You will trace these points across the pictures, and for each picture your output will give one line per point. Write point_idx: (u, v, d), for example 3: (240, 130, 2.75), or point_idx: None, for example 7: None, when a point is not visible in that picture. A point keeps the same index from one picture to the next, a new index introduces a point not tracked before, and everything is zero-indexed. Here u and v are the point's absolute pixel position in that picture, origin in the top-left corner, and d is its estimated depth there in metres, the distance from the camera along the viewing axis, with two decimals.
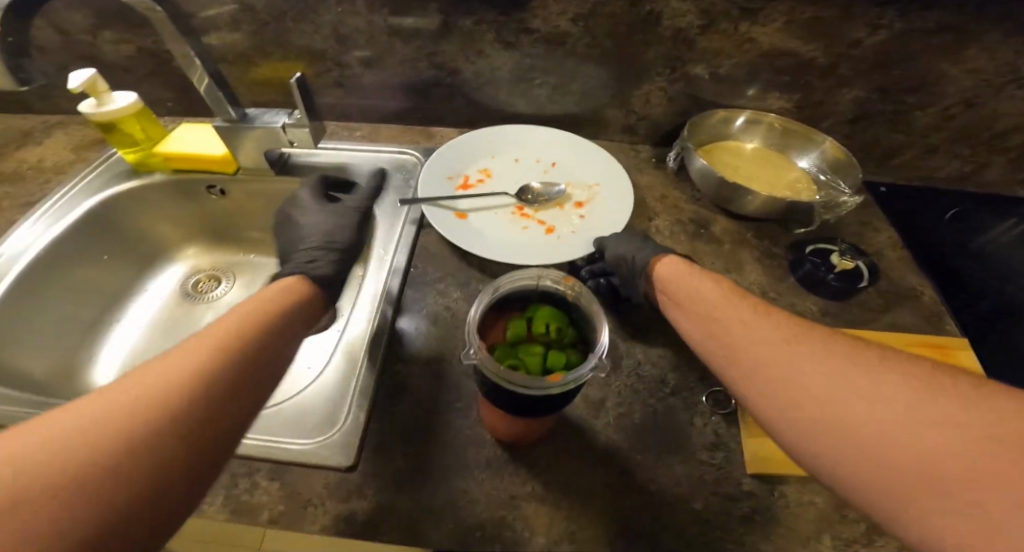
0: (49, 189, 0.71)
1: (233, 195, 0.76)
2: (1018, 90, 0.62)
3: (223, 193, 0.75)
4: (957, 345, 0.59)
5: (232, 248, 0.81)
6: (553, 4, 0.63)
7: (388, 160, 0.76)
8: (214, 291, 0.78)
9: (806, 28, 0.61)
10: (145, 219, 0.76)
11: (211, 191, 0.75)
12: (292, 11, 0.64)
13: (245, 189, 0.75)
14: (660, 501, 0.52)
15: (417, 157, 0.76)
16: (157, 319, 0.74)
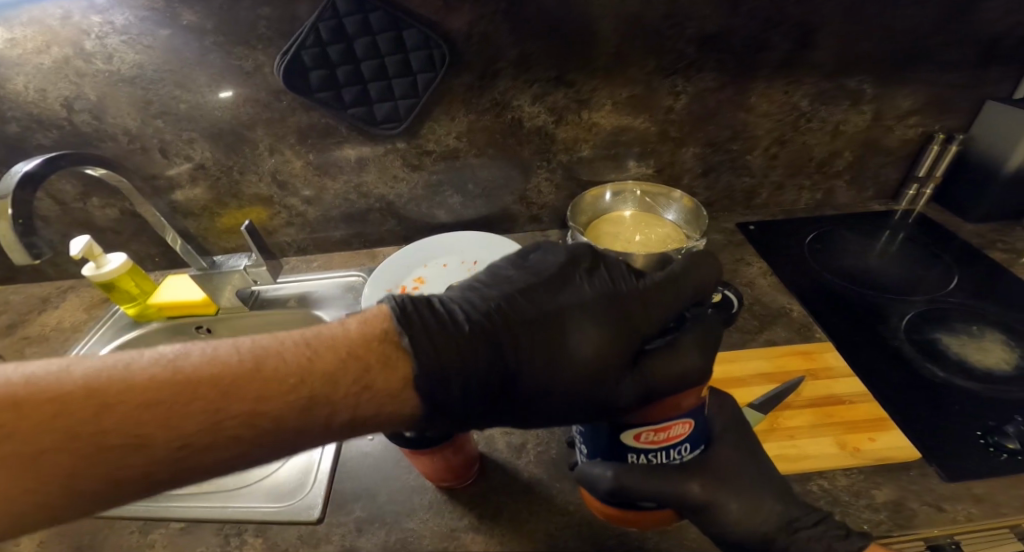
0: (61, 334, 0.83)
1: (219, 332, 0.85)
2: (810, 122, 0.77)
3: (209, 331, 0.84)
4: (822, 348, 0.67)
5: None
6: (439, 128, 0.80)
7: (340, 284, 0.86)
8: None
9: (629, 105, 0.77)
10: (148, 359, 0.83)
11: (199, 331, 0.84)
12: (235, 165, 0.79)
13: (228, 327, 0.84)
14: (580, 520, 0.53)
15: (361, 276, 0.86)
16: None
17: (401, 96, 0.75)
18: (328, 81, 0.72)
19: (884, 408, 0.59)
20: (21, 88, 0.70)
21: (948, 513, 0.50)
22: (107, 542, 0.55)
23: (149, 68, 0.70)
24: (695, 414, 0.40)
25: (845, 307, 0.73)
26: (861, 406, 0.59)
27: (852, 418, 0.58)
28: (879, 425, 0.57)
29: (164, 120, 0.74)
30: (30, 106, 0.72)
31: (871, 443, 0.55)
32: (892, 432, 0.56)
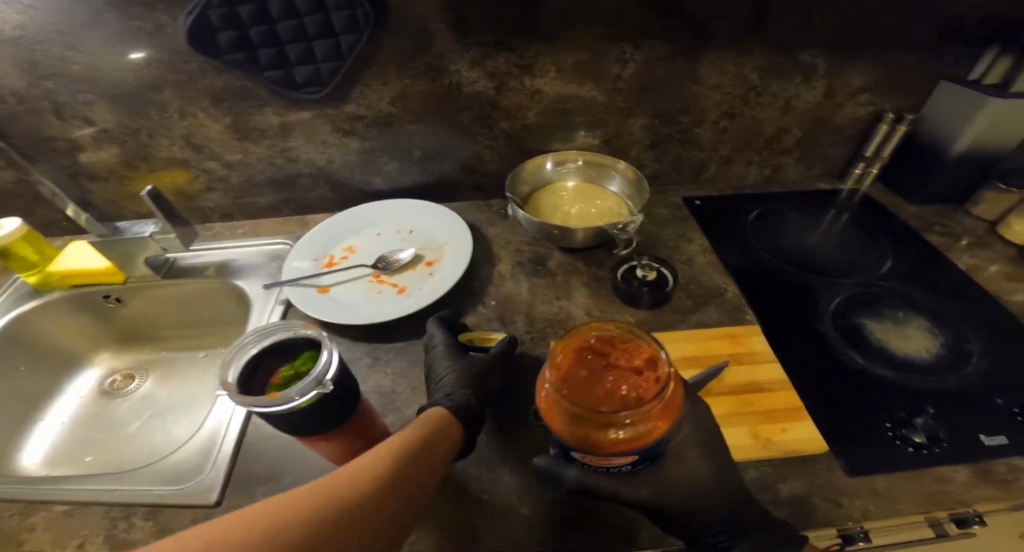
0: None
1: (132, 302, 0.81)
2: (760, 96, 0.73)
3: (120, 300, 0.80)
4: (749, 332, 0.67)
5: (143, 347, 0.85)
6: (370, 93, 0.74)
7: (265, 252, 0.82)
8: (129, 387, 0.80)
9: (574, 73, 0.73)
10: (55, 328, 0.78)
11: (108, 301, 0.80)
12: (143, 128, 0.73)
13: (142, 296, 0.80)
14: (489, 509, 0.55)
15: (289, 244, 0.82)
16: (76, 416, 0.75)
17: (323, 58, 0.68)
18: (242, 42, 0.65)
19: (800, 398, 0.60)
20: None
21: (846, 509, 0.52)
22: None
23: (33, 29, 0.62)
24: (642, 451, 0.45)
25: (779, 289, 0.73)
26: (778, 395, 0.60)
27: (767, 407, 0.59)
28: (793, 415, 0.59)
29: (55, 82, 0.67)
30: None
31: (781, 435, 0.57)
32: (804, 423, 0.58)
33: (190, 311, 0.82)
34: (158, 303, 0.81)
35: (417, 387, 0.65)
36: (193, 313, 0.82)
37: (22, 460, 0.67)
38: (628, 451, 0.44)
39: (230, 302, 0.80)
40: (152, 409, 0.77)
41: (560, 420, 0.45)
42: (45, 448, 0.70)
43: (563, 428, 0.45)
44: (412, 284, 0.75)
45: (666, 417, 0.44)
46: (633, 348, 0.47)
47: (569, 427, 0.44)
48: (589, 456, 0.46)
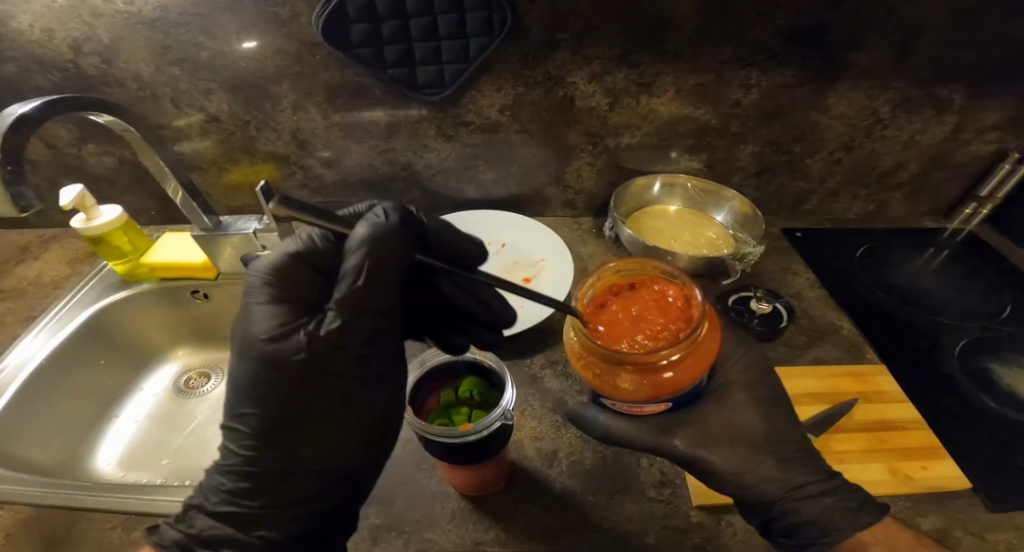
0: (48, 303, 0.77)
1: (214, 298, 0.79)
2: (886, 129, 0.73)
3: (206, 296, 0.79)
4: (875, 371, 0.64)
5: (220, 345, 0.83)
6: (481, 99, 0.72)
7: None
8: (203, 387, 0.79)
9: (694, 94, 0.70)
10: (136, 324, 0.79)
11: (195, 296, 0.79)
12: (254, 120, 0.72)
13: (223, 293, 0.78)
14: (613, 539, 0.52)
15: None
16: (150, 415, 0.75)
17: (449, 61, 0.67)
18: (371, 36, 0.63)
19: (935, 436, 0.57)
20: (25, 26, 0.63)
21: (990, 542, 0.49)
22: (84, 540, 0.50)
23: (172, 11, 0.61)
24: (675, 397, 0.44)
25: (898, 328, 0.70)
26: (914, 433, 0.57)
27: (903, 444, 0.56)
28: (932, 453, 0.56)
29: (181, 68, 0.67)
30: (31, 44, 0.65)
31: (923, 472, 0.54)
32: (944, 463, 0.55)
33: None
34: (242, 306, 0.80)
35: (528, 411, 0.63)
36: None
37: (97, 462, 0.68)
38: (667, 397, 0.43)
39: None
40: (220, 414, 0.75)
41: (590, 373, 0.43)
42: (120, 450, 0.70)
43: (620, 383, 0.42)
44: (512, 299, 0.73)
45: (707, 355, 0.43)
46: (663, 293, 0.46)
47: (611, 378, 0.42)
48: (621, 405, 0.44)
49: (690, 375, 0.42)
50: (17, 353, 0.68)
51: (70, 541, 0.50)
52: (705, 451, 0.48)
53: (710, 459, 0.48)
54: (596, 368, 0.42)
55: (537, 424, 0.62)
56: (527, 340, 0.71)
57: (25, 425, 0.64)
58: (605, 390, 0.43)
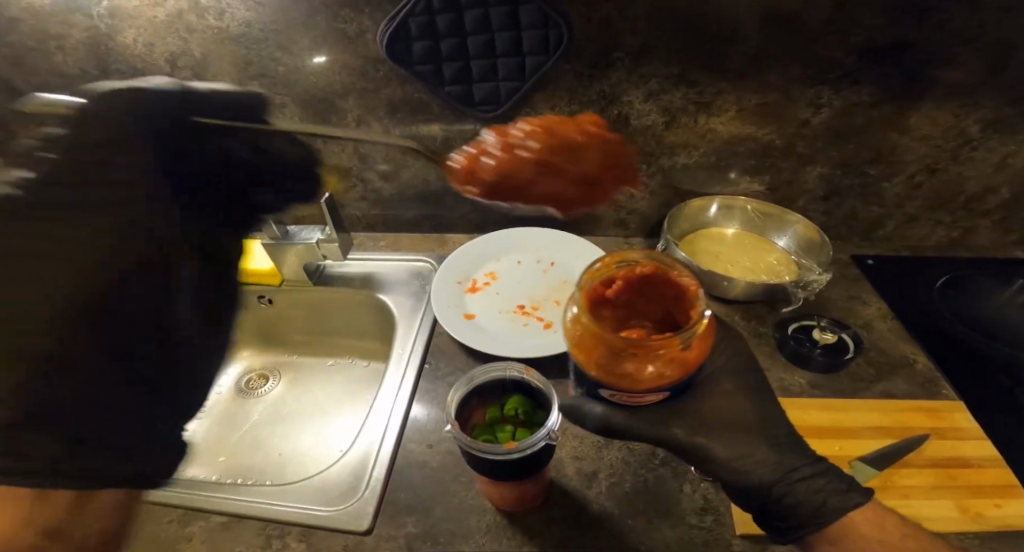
0: None
1: (279, 303, 0.84)
2: (973, 151, 0.67)
3: (270, 301, 0.84)
4: (951, 407, 0.58)
5: (277, 349, 0.89)
6: (536, 116, 0.72)
7: (407, 268, 0.85)
8: (262, 388, 0.84)
9: (757, 114, 0.68)
10: None
11: (261, 300, 0.84)
12: (322, 133, 0.77)
13: (288, 298, 0.83)
14: None
15: (430, 262, 0.85)
16: (212, 413, 0.80)
17: (506, 77, 0.68)
18: (433, 53, 0.66)
19: (1012, 474, 0.52)
20: (130, 41, 0.70)
21: None
22: (145, 531, 0.54)
23: (256, 27, 0.67)
24: (672, 388, 0.40)
25: (984, 364, 0.64)
26: (990, 471, 0.52)
27: (976, 480, 0.51)
28: (1009, 491, 0.50)
29: (260, 82, 0.72)
30: (135, 59, 0.72)
31: (995, 510, 0.49)
32: (1023, 504, 0.49)
33: (323, 314, 0.85)
34: (305, 309, 0.85)
35: (570, 431, 0.62)
36: (326, 317, 0.85)
37: None
38: (668, 385, 0.39)
39: (368, 313, 0.83)
40: (274, 415, 0.80)
41: (597, 361, 0.39)
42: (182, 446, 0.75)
43: (634, 369, 0.37)
44: (558, 319, 0.72)
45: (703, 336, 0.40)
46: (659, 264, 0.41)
47: (624, 366, 0.37)
48: (619, 394, 0.40)
49: (695, 358, 0.39)
50: None
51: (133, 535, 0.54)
52: (722, 462, 0.45)
53: (783, 471, 0.44)
54: (602, 351, 0.38)
55: (576, 444, 0.60)
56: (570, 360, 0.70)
57: None
58: (615, 382, 0.39)
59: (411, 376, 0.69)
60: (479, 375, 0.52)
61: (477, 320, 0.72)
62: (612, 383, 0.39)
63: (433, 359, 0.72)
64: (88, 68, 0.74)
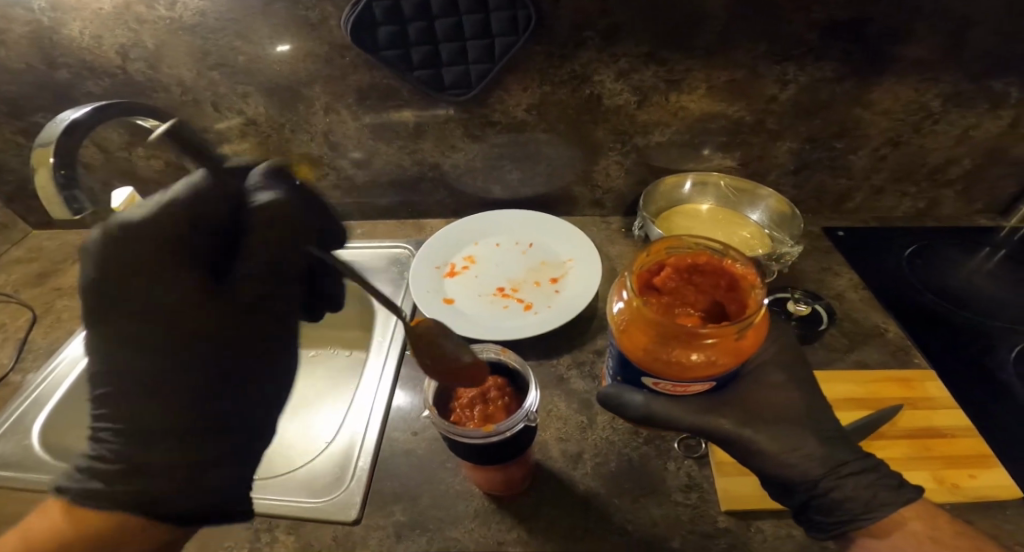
0: None
1: None
2: (936, 123, 0.68)
3: None
4: (924, 377, 0.60)
5: None
6: (506, 99, 0.72)
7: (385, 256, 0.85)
8: None
9: (727, 91, 0.68)
10: None
11: None
12: (288, 122, 0.75)
13: None
14: (635, 541, 0.51)
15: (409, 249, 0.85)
16: None
17: (473, 60, 0.67)
18: (396, 39, 0.64)
19: (986, 444, 0.54)
20: (77, 34, 0.67)
21: None
22: None
23: (210, 15, 0.64)
24: (719, 377, 0.41)
25: (950, 331, 0.66)
26: (963, 441, 0.54)
27: (951, 452, 0.53)
28: (982, 461, 0.52)
29: (220, 72, 0.70)
30: (86, 51, 0.69)
31: (970, 481, 0.51)
32: (996, 474, 0.51)
33: None
34: None
35: (553, 412, 0.63)
36: None
37: None
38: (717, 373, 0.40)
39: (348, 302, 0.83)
40: None
41: (647, 346, 0.39)
42: None
43: (686, 358, 0.38)
44: (538, 300, 0.73)
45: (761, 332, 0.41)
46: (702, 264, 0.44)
47: (678, 353, 0.38)
48: (663, 384, 0.41)
49: (748, 348, 0.39)
50: (75, 350, 0.73)
51: None
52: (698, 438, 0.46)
53: (756, 441, 0.45)
54: (655, 337, 0.38)
55: (561, 425, 0.61)
56: (550, 342, 0.71)
57: (76, 419, 0.68)
58: (665, 370, 0.39)
59: (393, 365, 0.69)
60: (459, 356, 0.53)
61: (456, 305, 0.72)
62: (660, 372, 0.40)
63: None
64: (35, 62, 0.71)
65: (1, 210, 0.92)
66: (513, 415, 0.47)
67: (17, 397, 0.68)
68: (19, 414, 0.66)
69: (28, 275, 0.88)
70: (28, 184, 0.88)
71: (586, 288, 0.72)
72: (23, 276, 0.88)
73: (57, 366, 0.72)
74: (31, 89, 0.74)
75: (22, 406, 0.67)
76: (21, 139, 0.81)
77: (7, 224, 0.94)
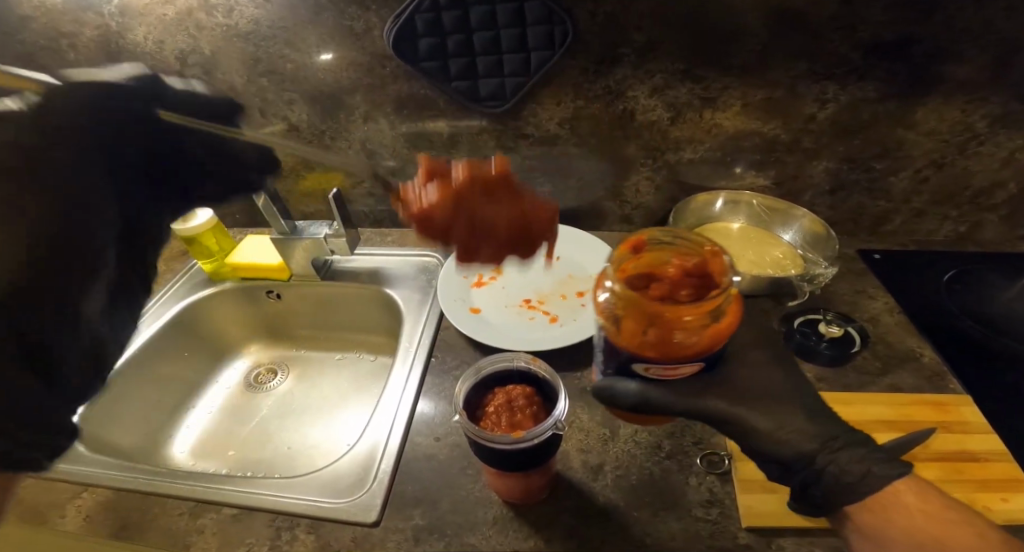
0: None
1: (287, 298, 0.86)
2: (981, 146, 0.67)
3: (279, 296, 0.86)
4: (959, 401, 0.58)
5: (283, 345, 0.91)
6: (541, 112, 0.73)
7: (415, 263, 0.86)
8: (270, 382, 0.86)
9: (762, 109, 0.68)
10: (214, 323, 0.87)
11: (270, 295, 0.86)
12: (329, 130, 0.78)
13: (299, 293, 0.85)
14: None
15: (438, 258, 0.86)
16: (222, 406, 0.82)
17: (511, 73, 0.69)
18: (438, 50, 0.66)
19: (1021, 469, 0.51)
20: (141, 39, 0.71)
21: None
22: (156, 523, 0.56)
23: (264, 24, 0.67)
24: (705, 358, 0.40)
25: (991, 359, 0.64)
26: (997, 466, 0.51)
27: (982, 475, 0.51)
28: (1015, 486, 0.50)
29: (269, 79, 0.73)
30: (146, 56, 0.73)
31: (1002, 504, 0.49)
32: None
33: (331, 309, 0.87)
34: (313, 304, 0.86)
35: (576, 424, 0.62)
36: (334, 312, 0.87)
37: (172, 450, 0.75)
38: (696, 358, 0.39)
39: (376, 307, 0.85)
40: (282, 410, 0.81)
41: (634, 331, 0.38)
42: (191, 441, 0.77)
43: (671, 337, 0.37)
44: (564, 313, 0.73)
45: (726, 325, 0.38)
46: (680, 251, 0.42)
47: (661, 336, 0.37)
48: (654, 369, 0.39)
49: (701, 343, 0.38)
50: None
51: (146, 527, 0.55)
52: None
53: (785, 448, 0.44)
54: (642, 320, 0.37)
55: (583, 437, 0.61)
56: (575, 354, 0.70)
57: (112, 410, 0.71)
58: (647, 353, 0.38)
59: (418, 370, 0.70)
60: (491, 361, 0.53)
61: (483, 314, 0.73)
62: (659, 354, 0.38)
63: (439, 353, 0.73)
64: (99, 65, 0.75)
65: None
66: (541, 423, 0.47)
67: None
68: None
69: None
70: None
71: None
72: None
73: None
74: None
75: None
76: None
77: None
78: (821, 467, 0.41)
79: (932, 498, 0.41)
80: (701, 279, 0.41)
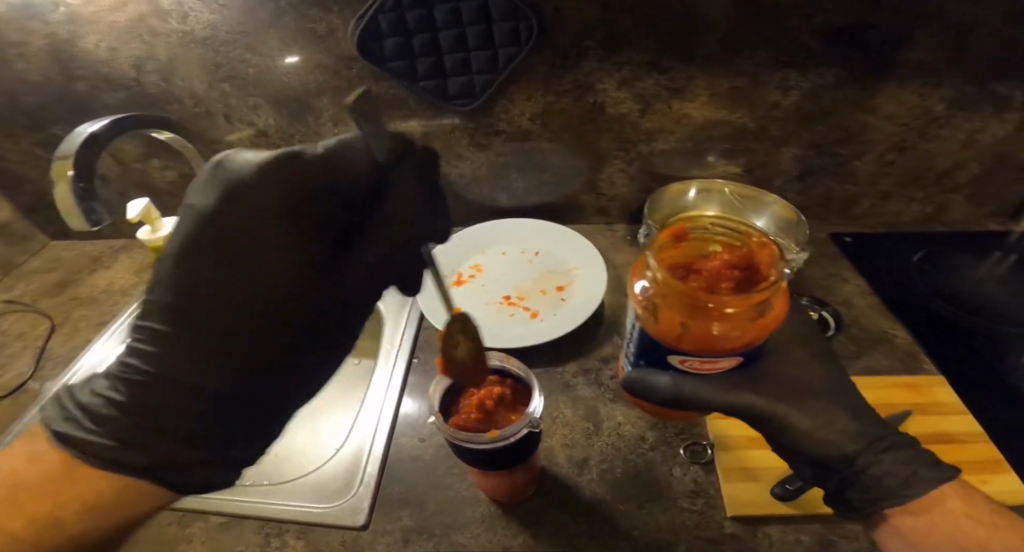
0: (120, 305, 0.85)
1: None
2: (942, 128, 0.68)
3: None
4: (933, 383, 0.59)
5: None
6: (511, 108, 0.72)
7: None
8: None
9: (729, 98, 0.68)
10: None
11: None
12: (297, 134, 0.77)
13: None
14: (638, 545, 0.51)
15: None
16: None
17: (477, 70, 0.68)
18: (401, 50, 0.66)
19: (999, 450, 0.53)
20: (93, 46, 0.69)
21: None
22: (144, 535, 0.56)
23: (221, 29, 0.66)
24: (745, 353, 0.41)
25: (961, 337, 0.65)
26: (974, 447, 0.53)
27: (961, 457, 0.52)
28: (991, 467, 0.52)
29: (231, 84, 0.71)
30: (102, 65, 0.71)
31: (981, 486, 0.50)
32: (1009, 481, 0.50)
33: None
34: None
35: (559, 420, 0.63)
36: None
37: None
38: (740, 352, 0.40)
39: None
40: None
41: (673, 320, 0.40)
42: None
43: (711, 328, 0.39)
44: (543, 309, 0.73)
45: (768, 320, 0.40)
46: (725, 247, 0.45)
47: (699, 327, 0.39)
48: (690, 361, 0.41)
49: (743, 334, 0.39)
50: (92, 355, 0.76)
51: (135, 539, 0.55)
52: None
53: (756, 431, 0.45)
54: (681, 311, 0.39)
55: (567, 432, 0.61)
56: (555, 349, 0.71)
57: None
58: (684, 343, 0.40)
59: (401, 371, 0.70)
60: None
61: (462, 313, 0.72)
62: (696, 343, 0.39)
63: (421, 354, 0.73)
64: (54, 75, 0.73)
65: (22, 221, 0.95)
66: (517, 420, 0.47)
67: (36, 402, 0.70)
68: (37, 419, 0.68)
69: (46, 285, 0.90)
70: (46, 195, 0.91)
71: (591, 296, 0.72)
72: (41, 286, 0.90)
73: (74, 372, 0.74)
74: (49, 102, 0.76)
75: (40, 410, 0.69)
76: (39, 150, 0.84)
77: (27, 235, 0.96)
78: (864, 469, 0.42)
79: (977, 502, 0.43)
80: (746, 272, 0.42)
